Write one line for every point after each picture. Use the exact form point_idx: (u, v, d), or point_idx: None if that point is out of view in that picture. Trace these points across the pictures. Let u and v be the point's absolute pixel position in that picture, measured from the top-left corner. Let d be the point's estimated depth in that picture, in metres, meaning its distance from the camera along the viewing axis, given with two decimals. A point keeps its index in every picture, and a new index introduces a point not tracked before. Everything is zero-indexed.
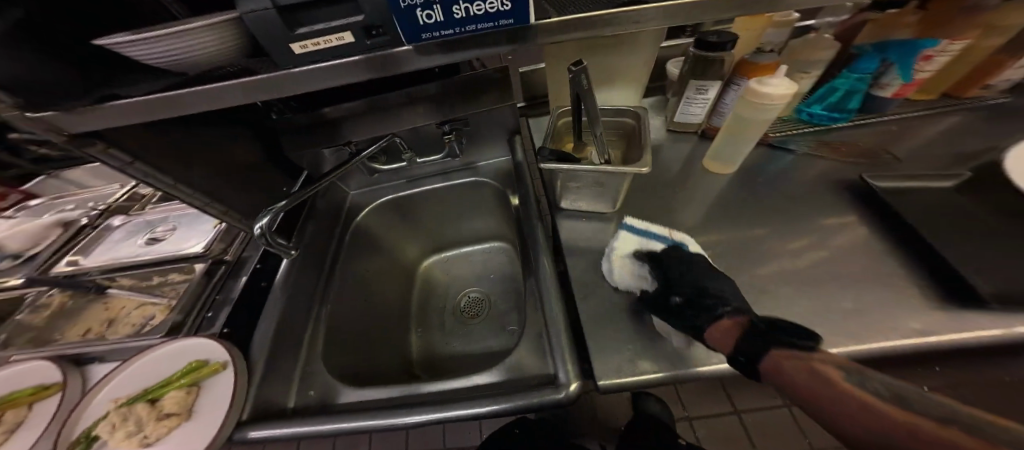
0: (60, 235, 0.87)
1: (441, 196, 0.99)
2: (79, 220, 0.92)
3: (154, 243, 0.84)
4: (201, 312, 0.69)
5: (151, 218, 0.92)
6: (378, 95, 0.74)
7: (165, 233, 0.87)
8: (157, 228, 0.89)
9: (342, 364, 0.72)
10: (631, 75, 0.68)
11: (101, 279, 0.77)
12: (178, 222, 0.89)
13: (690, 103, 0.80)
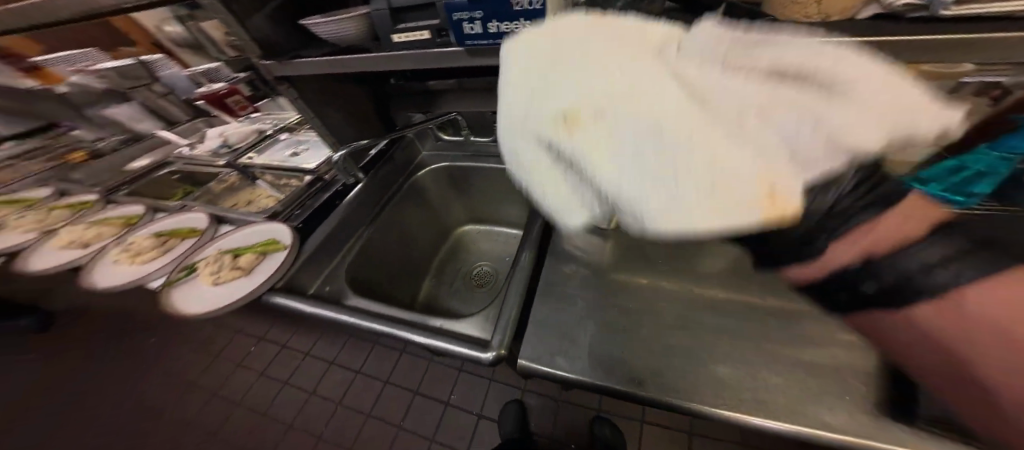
0: (253, 139, 1.40)
1: (488, 177, 1.13)
2: (264, 132, 1.44)
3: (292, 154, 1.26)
4: (301, 208, 1.02)
5: (295, 139, 1.35)
6: (467, 78, 0.90)
7: (298, 149, 1.27)
8: (296, 145, 1.30)
9: (369, 276, 0.95)
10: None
11: (259, 169, 1.24)
12: (307, 144, 1.29)
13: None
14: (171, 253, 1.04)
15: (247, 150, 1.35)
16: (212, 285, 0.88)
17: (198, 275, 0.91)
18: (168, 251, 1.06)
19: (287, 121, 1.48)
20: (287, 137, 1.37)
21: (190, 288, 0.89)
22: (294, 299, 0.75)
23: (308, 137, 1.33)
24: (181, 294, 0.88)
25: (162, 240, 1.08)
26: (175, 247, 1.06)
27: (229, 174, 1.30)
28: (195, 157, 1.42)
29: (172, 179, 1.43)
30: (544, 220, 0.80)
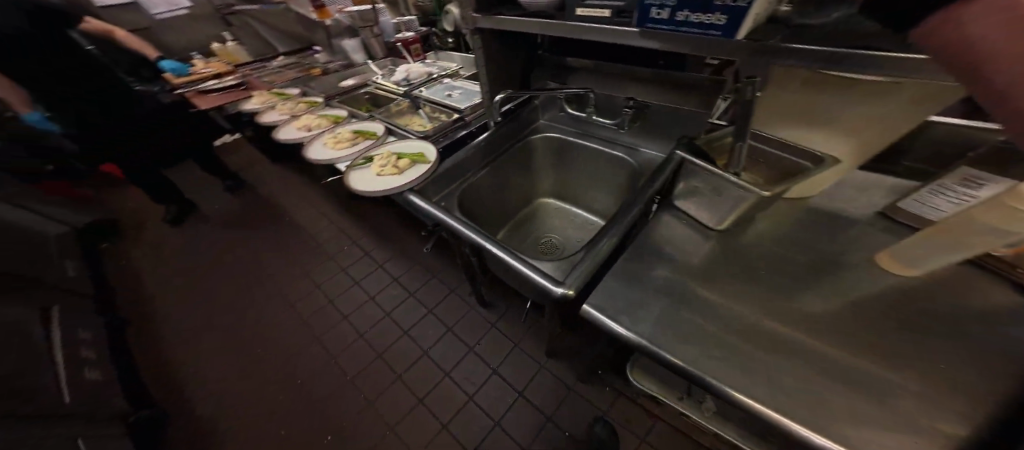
0: (423, 78, 1.80)
1: (591, 159, 1.19)
2: (432, 75, 1.81)
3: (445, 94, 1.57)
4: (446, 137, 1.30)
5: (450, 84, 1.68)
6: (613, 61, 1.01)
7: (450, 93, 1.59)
8: (450, 89, 1.62)
9: (471, 204, 1.11)
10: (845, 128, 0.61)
11: (420, 99, 1.59)
12: (458, 90, 1.59)
13: (937, 193, 0.62)
14: (353, 147, 1.36)
15: (417, 86, 1.73)
16: (377, 176, 1.12)
17: (370, 166, 1.18)
18: (350, 145, 1.38)
19: (449, 71, 1.85)
20: (446, 82, 1.71)
21: (362, 174, 1.16)
22: (419, 200, 0.95)
23: (459, 85, 1.63)
24: (356, 177, 1.15)
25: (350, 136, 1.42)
26: (356, 143, 1.39)
27: (404, 102, 1.65)
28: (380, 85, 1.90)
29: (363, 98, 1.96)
30: (643, 209, 0.84)
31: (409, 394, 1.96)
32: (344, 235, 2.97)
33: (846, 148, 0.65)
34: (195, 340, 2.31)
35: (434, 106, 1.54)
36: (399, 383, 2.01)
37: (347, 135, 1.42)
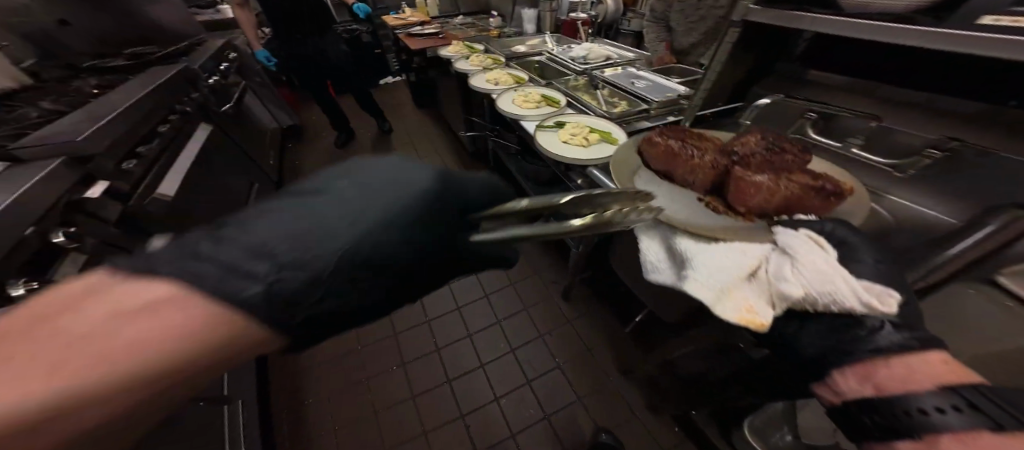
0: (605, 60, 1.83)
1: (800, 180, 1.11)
2: (612, 58, 1.82)
3: (629, 80, 1.58)
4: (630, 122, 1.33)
5: (632, 71, 1.67)
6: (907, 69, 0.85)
7: (633, 79, 1.59)
8: (633, 75, 1.62)
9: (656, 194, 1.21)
10: None
11: (600, 78, 1.63)
12: (642, 77, 1.59)
13: None
14: (533, 108, 1.53)
15: (596, 67, 1.77)
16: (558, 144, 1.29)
17: (554, 132, 1.35)
18: (529, 104, 1.55)
19: (629, 58, 1.84)
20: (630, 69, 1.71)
21: (546, 135, 1.34)
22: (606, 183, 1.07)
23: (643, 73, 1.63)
24: (542, 138, 1.34)
25: (529, 96, 1.59)
26: (535, 106, 1.55)
27: (581, 78, 1.70)
28: (556, 58, 2.00)
29: (533, 65, 2.08)
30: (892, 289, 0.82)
31: (473, 355, 2.11)
32: None
33: None
34: None
35: (614, 89, 1.56)
36: (467, 340, 2.19)
37: (536, 99, 1.58)
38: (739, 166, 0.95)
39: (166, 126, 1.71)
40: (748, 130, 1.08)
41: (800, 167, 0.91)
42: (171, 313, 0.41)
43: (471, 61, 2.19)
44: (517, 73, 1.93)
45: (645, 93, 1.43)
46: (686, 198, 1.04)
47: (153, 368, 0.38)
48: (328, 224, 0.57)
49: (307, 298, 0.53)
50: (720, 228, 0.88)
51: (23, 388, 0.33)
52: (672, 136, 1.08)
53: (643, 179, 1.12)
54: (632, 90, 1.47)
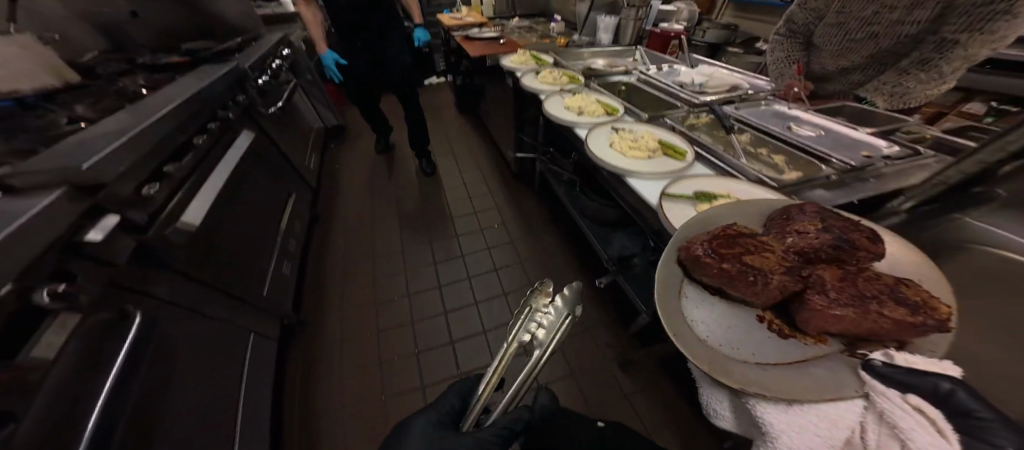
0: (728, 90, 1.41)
1: None
2: (737, 89, 1.40)
3: (786, 124, 1.17)
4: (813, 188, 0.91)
5: (786, 110, 1.26)
6: None
7: (791, 124, 1.18)
8: (789, 117, 1.22)
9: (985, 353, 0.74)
10: None
11: (740, 117, 1.24)
12: (805, 121, 1.17)
13: None
14: (649, 156, 1.12)
15: (718, 100, 1.36)
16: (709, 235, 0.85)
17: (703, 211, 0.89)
18: (638, 147, 1.15)
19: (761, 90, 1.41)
20: (779, 105, 1.29)
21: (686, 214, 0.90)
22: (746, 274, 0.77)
23: (804, 116, 1.21)
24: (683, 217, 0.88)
25: (636, 138, 1.19)
26: (651, 151, 1.13)
27: (702, 113, 1.29)
28: (656, 80, 1.58)
29: (622, 85, 1.67)
30: None
31: None
32: (499, 209, 2.96)
33: None
34: (354, 248, 2.64)
35: (758, 135, 1.15)
36: None
37: (648, 143, 1.15)
38: (814, 290, 0.65)
39: (202, 136, 1.52)
40: (796, 213, 0.77)
41: (885, 291, 0.60)
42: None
43: (543, 79, 1.75)
44: (608, 99, 1.51)
45: (818, 150, 1.01)
46: (729, 311, 0.72)
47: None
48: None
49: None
50: (801, 381, 0.58)
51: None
52: (712, 239, 0.74)
53: (689, 295, 0.75)
54: (800, 142, 1.07)
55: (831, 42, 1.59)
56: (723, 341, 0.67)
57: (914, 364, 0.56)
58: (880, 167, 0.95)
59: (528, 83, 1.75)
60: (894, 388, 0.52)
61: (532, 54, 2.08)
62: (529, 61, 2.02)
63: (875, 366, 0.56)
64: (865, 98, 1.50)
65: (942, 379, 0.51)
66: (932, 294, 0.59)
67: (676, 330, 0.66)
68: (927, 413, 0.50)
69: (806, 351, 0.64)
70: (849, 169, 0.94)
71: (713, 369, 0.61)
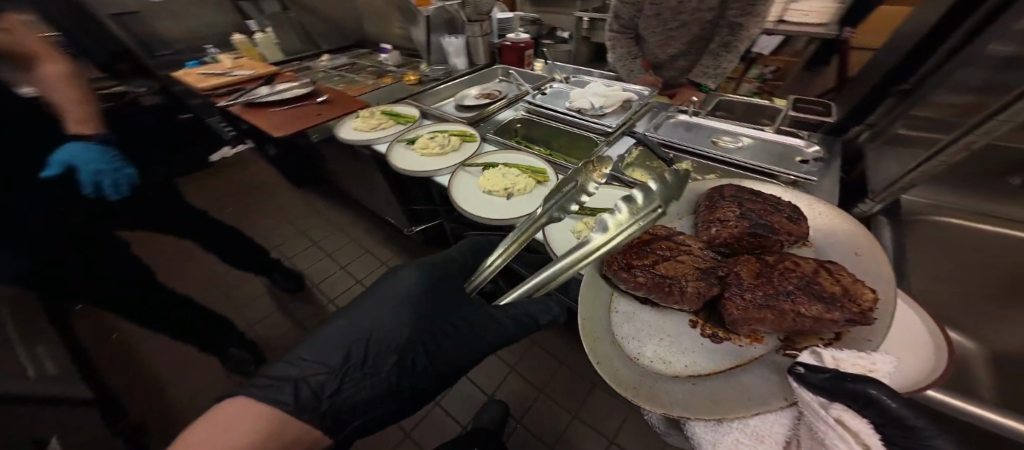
0: (626, 107, 1.32)
1: None
2: (633, 103, 1.33)
3: (709, 141, 1.11)
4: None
5: (697, 122, 1.22)
6: None
7: (712, 138, 1.12)
8: (705, 129, 1.17)
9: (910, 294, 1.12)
10: None
11: (664, 144, 1.12)
12: (723, 133, 1.14)
13: None
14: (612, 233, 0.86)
15: (627, 124, 1.25)
16: None
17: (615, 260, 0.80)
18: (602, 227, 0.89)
19: (648, 97, 1.36)
20: (686, 116, 1.26)
21: None
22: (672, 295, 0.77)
23: (715, 125, 1.18)
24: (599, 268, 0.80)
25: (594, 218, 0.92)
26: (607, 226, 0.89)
27: (629, 147, 1.14)
28: (550, 112, 1.35)
29: (516, 124, 1.40)
30: None
31: None
32: None
33: None
34: None
35: (696, 159, 1.05)
36: None
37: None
38: (729, 282, 0.61)
39: None
40: (716, 204, 0.71)
41: (802, 281, 0.55)
42: (230, 423, 0.54)
43: (422, 149, 1.27)
44: (521, 155, 1.19)
45: (761, 162, 0.96)
46: (660, 320, 0.65)
47: (269, 422, 0.55)
48: (366, 320, 0.74)
49: (337, 351, 0.69)
50: (725, 386, 0.51)
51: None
52: (634, 255, 0.65)
53: (620, 311, 0.66)
54: (738, 161, 0.98)
55: (654, 32, 1.68)
56: (656, 357, 0.58)
57: (841, 362, 0.47)
58: (820, 168, 0.91)
59: (404, 163, 1.23)
60: (819, 397, 0.43)
61: (380, 112, 1.52)
62: (384, 124, 1.47)
63: (800, 370, 0.46)
64: (700, 84, 1.68)
65: (876, 386, 0.41)
66: (853, 278, 0.52)
67: (595, 348, 0.57)
68: (860, 419, 0.42)
69: (738, 351, 0.57)
70: (797, 181, 0.88)
71: (636, 393, 0.52)
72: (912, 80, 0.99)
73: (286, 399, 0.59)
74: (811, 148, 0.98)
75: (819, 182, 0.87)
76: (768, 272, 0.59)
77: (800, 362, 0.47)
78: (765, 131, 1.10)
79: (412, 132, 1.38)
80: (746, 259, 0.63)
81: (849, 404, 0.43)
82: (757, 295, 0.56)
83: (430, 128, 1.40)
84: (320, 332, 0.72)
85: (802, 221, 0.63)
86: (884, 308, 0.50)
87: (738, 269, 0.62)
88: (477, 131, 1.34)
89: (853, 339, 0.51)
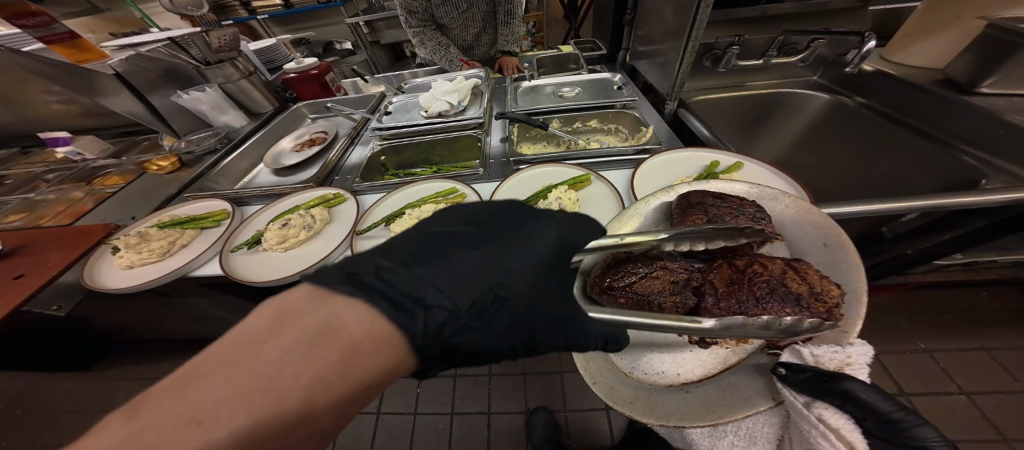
0: (478, 93, 1.37)
1: (727, 102, 1.64)
2: (480, 87, 1.38)
3: (557, 96, 1.31)
4: (642, 126, 1.13)
5: (536, 83, 1.40)
6: (732, 13, 1.47)
7: (557, 92, 1.33)
8: (545, 88, 1.37)
9: None
10: (924, 29, 1.36)
11: (527, 112, 1.24)
12: (562, 86, 1.36)
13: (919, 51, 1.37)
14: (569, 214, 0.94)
15: (488, 110, 1.31)
16: None
17: None
18: None
19: (487, 76, 1.47)
20: (526, 82, 1.42)
21: None
22: None
23: (550, 80, 1.39)
24: None
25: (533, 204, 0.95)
26: None
27: (508, 128, 1.20)
28: (409, 125, 1.20)
29: (379, 159, 1.18)
30: (802, 144, 1.60)
31: None
32: None
33: (920, 57, 1.38)
34: None
35: (558, 114, 1.23)
36: None
37: (560, 200, 0.88)
38: (707, 288, 0.67)
39: None
40: (686, 210, 0.75)
41: (771, 284, 0.62)
42: (338, 324, 0.37)
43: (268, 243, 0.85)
44: (419, 184, 1.02)
45: (598, 99, 1.22)
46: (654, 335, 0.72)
47: (388, 341, 0.40)
48: (495, 260, 0.50)
49: (451, 292, 0.46)
50: (716, 391, 0.59)
51: (237, 406, 0.31)
52: (614, 277, 0.67)
53: None
54: (583, 104, 1.20)
55: (452, 18, 1.74)
56: (650, 370, 0.67)
57: (820, 358, 0.53)
58: (631, 91, 1.24)
59: (267, 272, 0.81)
60: (801, 397, 0.50)
61: (156, 227, 0.92)
62: (182, 238, 0.92)
63: (783, 372, 0.52)
64: (509, 50, 1.83)
65: (855, 385, 0.48)
66: (819, 276, 0.59)
67: (591, 368, 0.66)
68: (841, 417, 0.49)
69: (725, 355, 0.66)
70: (624, 104, 1.17)
71: (633, 408, 0.59)
72: (629, 11, 1.35)
73: (409, 304, 0.41)
74: (617, 77, 1.31)
75: (637, 100, 1.21)
76: (745, 273, 0.65)
77: (782, 363, 0.53)
78: (587, 74, 1.38)
79: (243, 232, 0.91)
80: (723, 264, 0.70)
81: (832, 402, 0.49)
82: (730, 295, 0.64)
83: (268, 215, 0.97)
84: (439, 242, 0.51)
85: (766, 219, 0.71)
86: (851, 302, 0.57)
87: (720, 273, 0.69)
88: (339, 188, 1.02)
89: (834, 334, 0.56)
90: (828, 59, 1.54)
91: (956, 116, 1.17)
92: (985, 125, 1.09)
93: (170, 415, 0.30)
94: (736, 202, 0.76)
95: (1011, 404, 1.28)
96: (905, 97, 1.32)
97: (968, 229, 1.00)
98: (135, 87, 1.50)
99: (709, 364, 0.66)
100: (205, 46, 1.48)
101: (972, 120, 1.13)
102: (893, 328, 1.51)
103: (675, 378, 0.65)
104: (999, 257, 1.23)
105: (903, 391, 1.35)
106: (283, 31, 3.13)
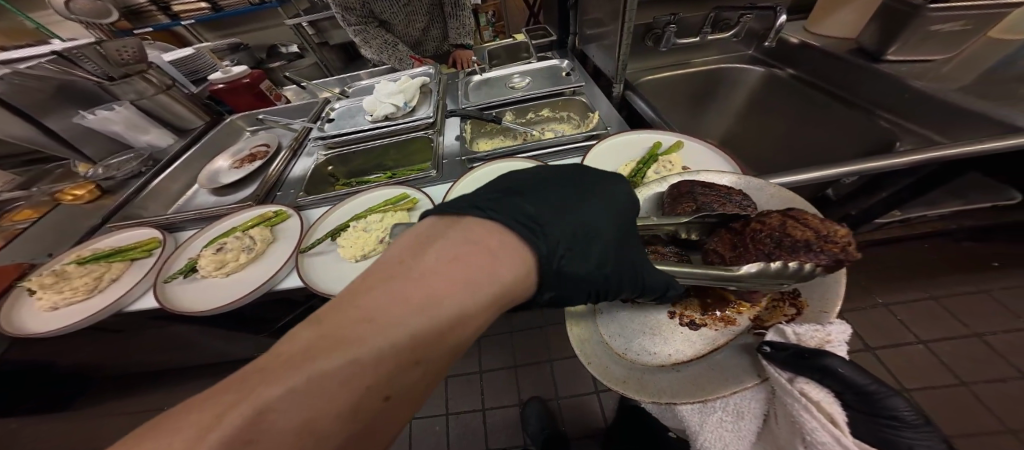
0: (427, 91, 1.33)
1: (676, 81, 1.67)
2: (428, 85, 1.35)
3: (507, 88, 1.28)
4: (590, 112, 1.13)
5: (486, 76, 1.37)
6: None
7: (506, 84, 1.31)
8: (493, 80, 1.35)
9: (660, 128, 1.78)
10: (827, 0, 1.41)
11: (474, 107, 1.21)
12: (511, 77, 1.34)
13: (830, 23, 1.42)
14: None
15: (439, 108, 1.27)
16: None
17: None
18: None
19: (436, 73, 1.43)
20: (476, 76, 1.39)
21: None
22: None
23: (498, 72, 1.37)
24: None
25: None
26: None
27: (460, 125, 1.17)
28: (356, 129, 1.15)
29: (326, 169, 1.13)
30: (752, 113, 1.62)
31: None
32: None
33: (828, 31, 1.45)
34: None
35: (509, 106, 1.21)
36: None
37: None
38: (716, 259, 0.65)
39: None
40: (675, 200, 0.73)
41: (772, 242, 0.58)
42: (478, 244, 0.42)
43: (213, 265, 0.81)
44: (373, 193, 0.99)
45: (547, 87, 1.20)
46: (648, 317, 0.73)
47: (509, 277, 0.42)
48: (590, 208, 0.56)
49: (560, 223, 0.52)
50: (705, 370, 0.60)
51: (405, 312, 0.35)
52: None
53: (604, 314, 0.73)
54: (529, 95, 1.18)
55: (393, 13, 1.66)
56: (643, 351, 0.67)
57: (802, 337, 0.54)
58: (579, 78, 1.23)
59: (201, 301, 0.76)
60: (786, 374, 0.51)
61: (76, 263, 0.84)
62: (110, 271, 0.85)
63: (768, 350, 0.53)
64: (461, 43, 1.78)
65: (834, 360, 0.50)
66: (821, 220, 0.56)
67: (585, 349, 0.68)
68: (822, 391, 0.51)
69: (714, 336, 0.67)
70: (570, 91, 1.16)
71: (626, 387, 0.61)
72: None
73: (523, 236, 0.46)
74: (564, 64, 1.30)
75: (584, 86, 1.20)
76: (750, 237, 0.61)
77: (766, 341, 0.54)
78: (534, 63, 1.36)
79: (178, 259, 0.86)
80: (724, 233, 0.66)
81: (812, 377, 0.51)
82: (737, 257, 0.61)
83: (204, 239, 0.91)
84: (531, 189, 0.57)
85: (752, 207, 0.70)
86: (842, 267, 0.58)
87: (721, 244, 0.65)
88: (282, 205, 0.98)
89: (814, 314, 0.59)
90: (759, 32, 1.59)
91: (874, 85, 1.23)
92: (895, 91, 1.16)
93: (344, 323, 0.33)
94: (723, 191, 0.74)
95: (960, 347, 1.40)
96: (830, 68, 1.36)
97: (893, 189, 1.06)
98: (20, 109, 1.37)
99: (698, 345, 0.66)
100: (102, 59, 1.38)
101: (886, 87, 1.19)
102: (853, 286, 1.60)
103: (668, 359, 0.65)
104: (927, 211, 1.31)
105: (860, 343, 1.45)
106: (216, 37, 2.94)
